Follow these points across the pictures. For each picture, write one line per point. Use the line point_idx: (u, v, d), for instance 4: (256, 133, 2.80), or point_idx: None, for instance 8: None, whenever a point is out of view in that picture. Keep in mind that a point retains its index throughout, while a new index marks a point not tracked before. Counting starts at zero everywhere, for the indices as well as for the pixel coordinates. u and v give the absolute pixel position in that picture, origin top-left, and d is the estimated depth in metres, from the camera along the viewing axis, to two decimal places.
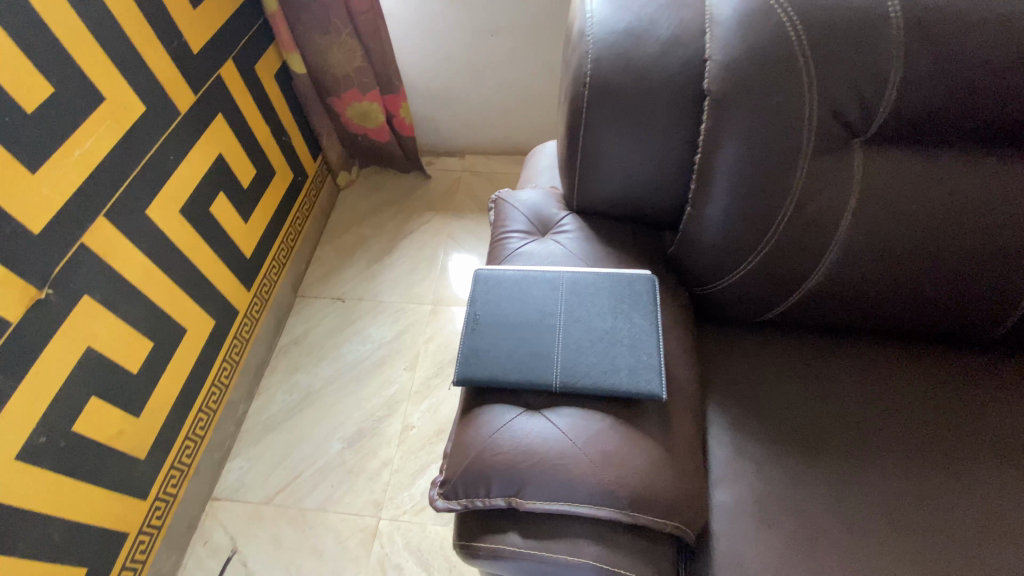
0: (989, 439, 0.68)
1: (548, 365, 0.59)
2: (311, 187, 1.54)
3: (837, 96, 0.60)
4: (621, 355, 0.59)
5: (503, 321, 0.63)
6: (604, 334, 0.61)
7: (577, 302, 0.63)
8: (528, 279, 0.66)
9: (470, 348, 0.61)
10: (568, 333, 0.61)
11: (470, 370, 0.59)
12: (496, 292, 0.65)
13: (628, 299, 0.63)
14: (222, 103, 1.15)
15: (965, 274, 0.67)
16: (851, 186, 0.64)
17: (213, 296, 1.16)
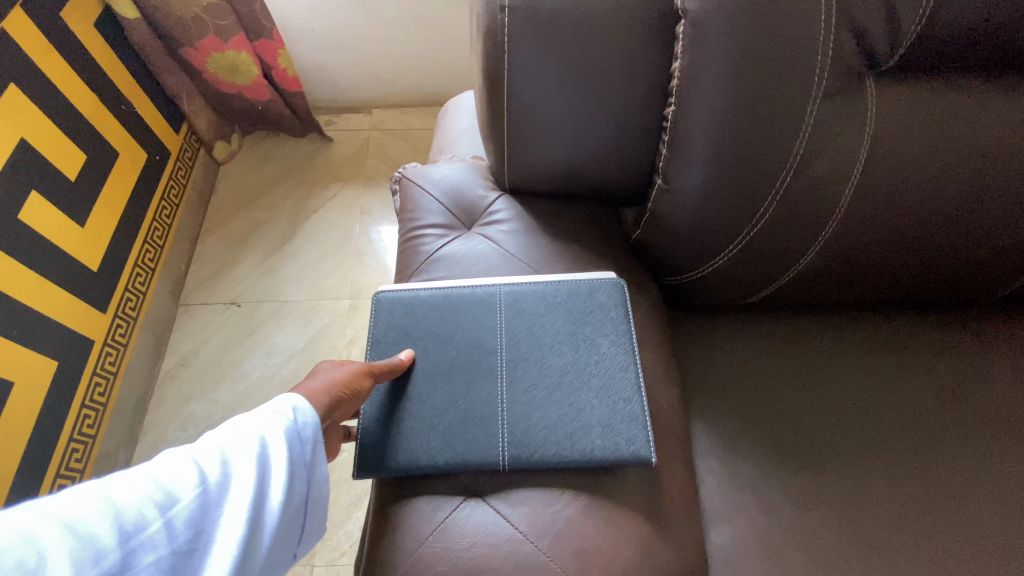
0: (1001, 422, 0.59)
1: (491, 432, 0.46)
2: (178, 167, 1.24)
3: (859, 11, 0.44)
4: (590, 406, 0.47)
5: (427, 368, 0.48)
6: (567, 376, 0.48)
7: (524, 330, 0.50)
8: (454, 301, 0.51)
9: (378, 418, 0.46)
10: (516, 380, 0.48)
11: (378, 453, 0.45)
12: (409, 324, 0.50)
13: (593, 317, 0.50)
14: (8, 68, 0.84)
15: (984, 237, 0.55)
16: (864, 137, 0.49)
17: (49, 329, 0.89)
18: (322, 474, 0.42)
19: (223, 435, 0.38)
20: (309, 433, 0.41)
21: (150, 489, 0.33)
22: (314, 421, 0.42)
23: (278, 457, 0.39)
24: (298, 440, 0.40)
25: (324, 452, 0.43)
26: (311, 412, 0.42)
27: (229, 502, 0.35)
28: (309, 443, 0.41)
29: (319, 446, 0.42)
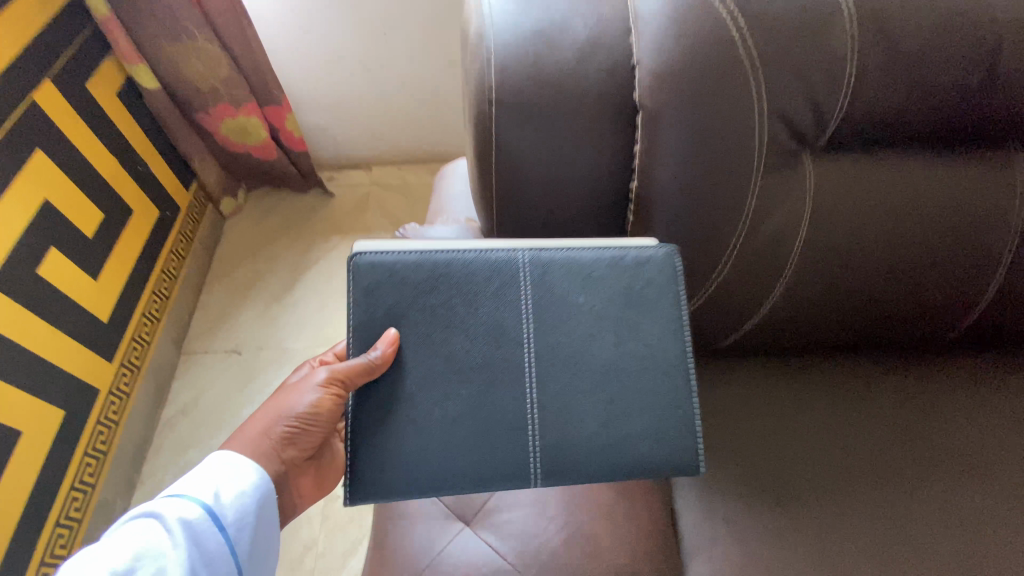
0: (961, 457, 0.64)
1: (519, 445, 0.53)
2: (186, 221, 1.31)
3: (789, 103, 0.51)
4: (638, 418, 0.54)
5: (428, 384, 0.53)
6: (609, 370, 0.55)
7: (559, 318, 0.55)
8: (468, 278, 0.55)
9: (370, 440, 0.53)
10: (547, 383, 0.54)
11: (369, 477, 0.52)
12: (413, 310, 0.54)
13: (642, 285, 0.55)
14: (40, 139, 0.92)
15: (916, 286, 0.64)
16: (804, 201, 0.57)
17: (57, 376, 0.93)
18: (263, 517, 0.52)
19: (124, 541, 0.44)
20: (250, 486, 0.52)
21: (101, 561, 0.43)
22: (248, 476, 0.52)
23: (184, 539, 0.46)
24: (234, 495, 0.50)
25: (262, 501, 0.52)
26: (244, 470, 0.52)
27: None
28: (245, 498, 0.51)
29: (241, 520, 0.50)
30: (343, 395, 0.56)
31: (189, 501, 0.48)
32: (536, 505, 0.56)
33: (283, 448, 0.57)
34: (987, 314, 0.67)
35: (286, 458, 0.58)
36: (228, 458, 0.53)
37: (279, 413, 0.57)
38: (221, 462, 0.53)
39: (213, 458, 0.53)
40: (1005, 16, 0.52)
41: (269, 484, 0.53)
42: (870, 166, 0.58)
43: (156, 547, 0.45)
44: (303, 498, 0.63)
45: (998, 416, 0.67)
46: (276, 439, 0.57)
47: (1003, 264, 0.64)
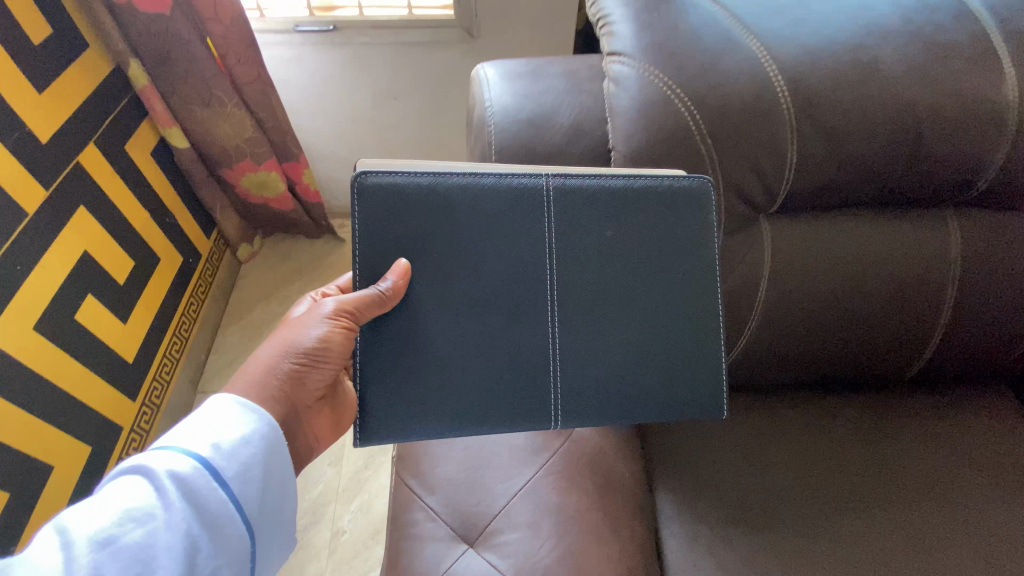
0: (919, 486, 0.71)
1: (543, 391, 0.60)
2: (206, 267, 1.39)
3: (742, 180, 0.64)
4: (672, 358, 0.62)
5: (446, 328, 0.57)
6: (640, 310, 0.61)
7: (586, 255, 0.60)
8: (491, 204, 0.57)
9: (378, 387, 0.57)
10: (570, 324, 0.60)
11: (379, 422, 0.57)
12: (433, 232, 0.56)
13: (672, 220, 0.61)
14: (82, 192, 0.98)
15: (881, 320, 0.72)
16: (763, 258, 0.68)
17: (85, 415, 0.99)
18: (271, 466, 0.49)
19: (116, 497, 0.42)
20: (255, 430, 0.49)
21: (89, 520, 0.40)
22: (249, 426, 0.49)
23: (179, 487, 0.43)
24: (236, 443, 0.47)
25: (267, 450, 0.49)
26: (244, 420, 0.49)
27: (139, 542, 0.40)
28: (247, 449, 0.48)
29: (242, 460, 0.47)
30: (352, 327, 0.56)
31: (182, 454, 0.45)
32: (531, 528, 0.59)
33: (292, 384, 0.55)
34: (937, 357, 0.76)
35: (296, 397, 0.56)
36: (231, 402, 0.50)
37: (285, 346, 0.56)
38: (225, 402, 0.50)
39: (214, 401, 0.50)
40: (925, 106, 0.62)
41: (275, 431, 0.50)
42: (823, 227, 0.68)
43: (147, 505, 0.42)
44: (319, 442, 0.62)
45: (953, 453, 0.74)
46: (284, 374, 0.55)
47: (950, 285, 0.71)
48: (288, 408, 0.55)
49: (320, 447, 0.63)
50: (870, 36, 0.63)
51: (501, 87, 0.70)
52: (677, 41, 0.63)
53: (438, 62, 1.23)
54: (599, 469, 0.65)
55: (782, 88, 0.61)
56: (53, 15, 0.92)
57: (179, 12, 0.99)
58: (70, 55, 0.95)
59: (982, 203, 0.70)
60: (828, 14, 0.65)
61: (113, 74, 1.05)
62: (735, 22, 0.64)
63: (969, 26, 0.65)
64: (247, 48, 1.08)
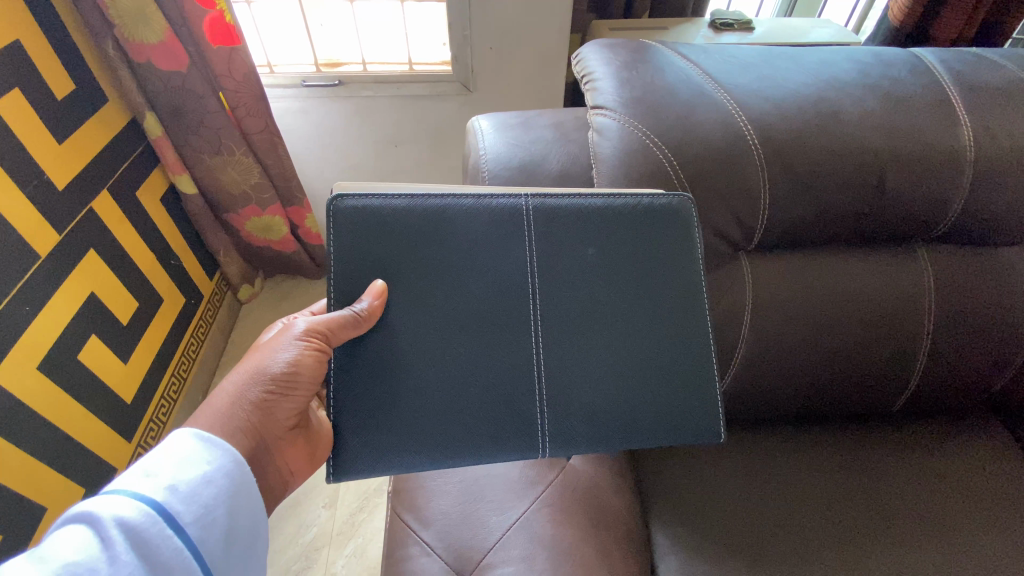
0: (910, 520, 0.72)
1: (527, 412, 0.61)
2: (207, 308, 1.41)
3: (720, 220, 0.68)
4: (663, 381, 0.64)
5: (430, 353, 0.60)
6: (627, 326, 0.63)
7: (575, 271, 0.63)
8: (472, 224, 0.61)
9: (354, 417, 0.59)
10: (554, 342, 0.62)
11: (353, 454, 0.59)
12: (414, 252, 0.60)
13: (654, 242, 0.64)
14: (95, 238, 1.02)
15: (863, 347, 0.74)
16: (745, 292, 0.72)
17: (81, 457, 0.99)
18: (229, 509, 0.50)
19: (55, 553, 0.41)
20: (217, 468, 0.51)
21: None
22: (207, 467, 0.50)
23: (129, 535, 0.43)
24: (194, 484, 0.48)
25: (226, 490, 0.50)
26: (201, 461, 0.50)
27: None
28: (205, 490, 0.49)
29: (197, 503, 0.47)
30: (321, 351, 0.59)
31: (132, 500, 0.45)
32: (526, 561, 0.58)
33: (259, 409, 0.58)
34: (924, 384, 0.77)
35: (264, 424, 0.58)
36: (190, 440, 0.52)
37: (256, 370, 0.58)
38: (192, 438, 0.52)
39: (172, 441, 0.51)
40: (886, 152, 0.67)
41: (236, 469, 0.52)
42: (798, 262, 0.72)
43: (91, 559, 0.41)
44: (294, 475, 0.64)
45: (942, 483, 0.76)
46: (252, 400, 0.57)
47: (928, 326, 0.74)
48: (256, 435, 0.57)
49: (295, 481, 0.65)
50: (831, 90, 0.69)
51: (494, 137, 0.76)
52: (654, 95, 0.68)
53: (438, 113, 1.30)
54: (591, 503, 0.65)
55: (754, 136, 0.66)
56: (74, 72, 0.98)
57: (195, 69, 1.06)
58: (90, 108, 1.01)
59: (952, 239, 0.74)
60: (791, 71, 0.72)
61: (128, 125, 1.11)
62: (707, 79, 0.71)
63: (924, 81, 0.71)
64: (257, 101, 1.14)
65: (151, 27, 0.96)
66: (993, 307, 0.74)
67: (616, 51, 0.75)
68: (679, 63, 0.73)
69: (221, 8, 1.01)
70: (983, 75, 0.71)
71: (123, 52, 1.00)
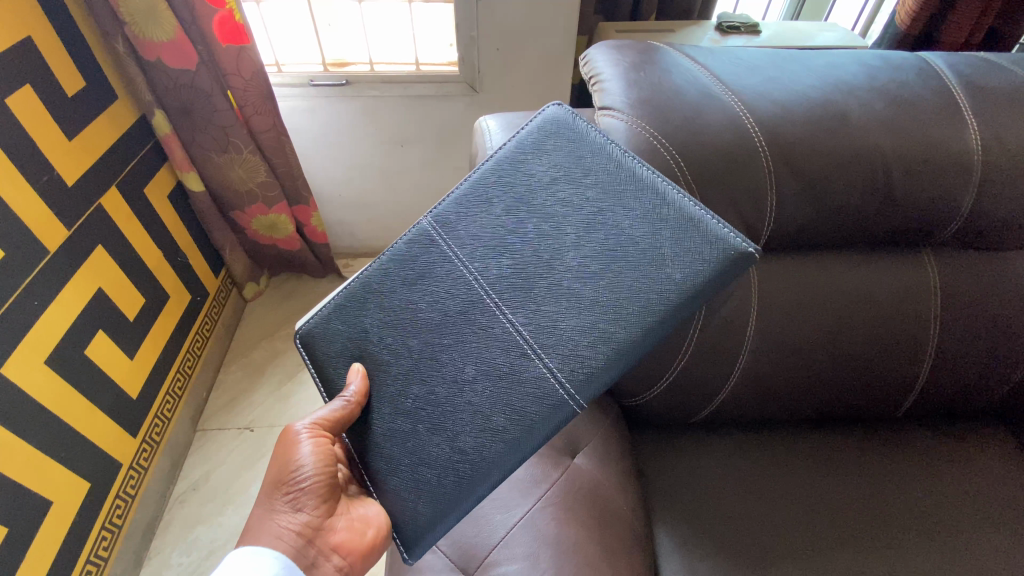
0: (918, 525, 0.72)
1: (530, 376, 0.55)
2: (213, 305, 1.42)
3: (727, 222, 0.68)
4: (638, 260, 0.53)
5: (427, 377, 0.59)
6: (574, 241, 0.55)
7: (505, 239, 0.58)
8: (383, 268, 0.63)
9: (383, 459, 0.60)
10: (523, 305, 0.56)
11: (409, 520, 0.58)
12: (370, 315, 0.62)
13: (560, 148, 0.59)
14: (104, 234, 1.03)
15: (867, 349, 0.74)
16: (751, 294, 0.72)
17: (87, 451, 1.00)
18: None
19: None
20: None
21: None
22: None
23: None
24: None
25: None
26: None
27: None
28: None
29: None
30: (323, 438, 0.61)
31: None
32: (530, 559, 0.59)
33: (293, 512, 0.60)
34: (930, 385, 0.77)
35: (302, 523, 0.60)
36: (250, 556, 0.56)
37: (275, 481, 0.60)
38: (250, 555, 0.56)
39: (234, 558, 0.56)
40: (893, 155, 0.67)
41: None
42: (804, 264, 0.73)
43: None
44: (351, 565, 0.61)
45: (948, 488, 0.75)
46: (281, 507, 0.59)
47: (933, 329, 0.74)
48: (298, 535, 0.59)
49: (354, 567, 0.61)
50: (838, 92, 0.69)
51: (500, 138, 0.76)
52: (662, 97, 0.69)
53: (445, 114, 1.31)
54: (598, 503, 0.65)
55: (761, 138, 0.67)
56: (84, 68, 0.98)
57: (204, 67, 1.06)
58: (100, 105, 1.02)
59: (958, 242, 0.74)
60: (797, 73, 0.72)
61: (137, 122, 1.12)
62: (714, 81, 0.71)
63: (931, 84, 0.71)
64: (264, 99, 1.15)
65: (161, 26, 0.97)
66: (999, 309, 0.74)
67: (623, 52, 0.75)
68: (686, 65, 0.73)
69: (231, 7, 1.01)
70: (991, 79, 0.71)
71: (133, 50, 1.01)
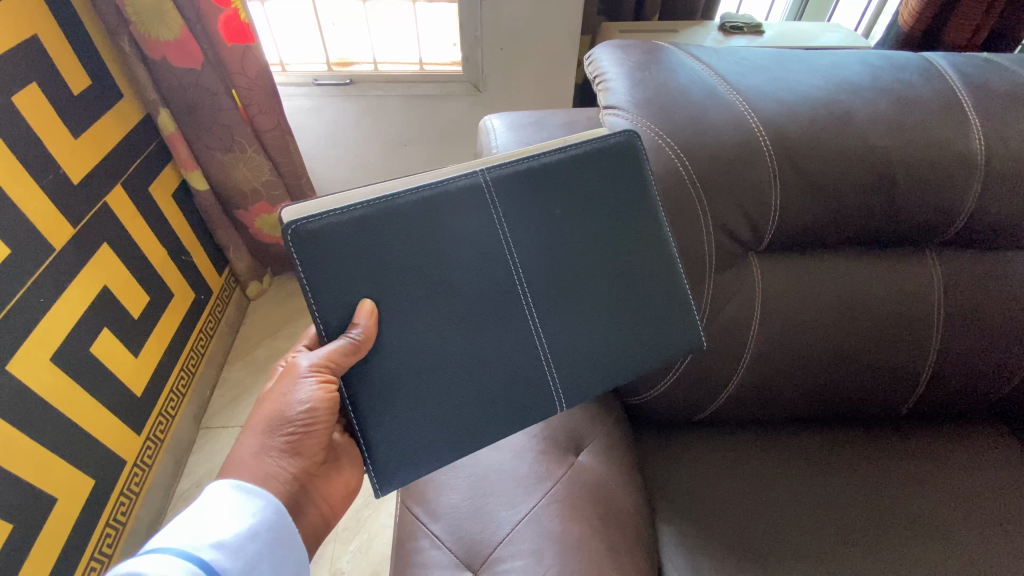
0: (923, 526, 0.72)
1: (535, 376, 0.62)
2: (216, 303, 1.42)
3: (732, 222, 0.69)
4: (639, 305, 0.65)
5: (446, 337, 0.57)
6: (600, 272, 0.63)
7: (551, 238, 0.61)
8: (433, 210, 0.56)
9: (380, 409, 0.57)
10: (548, 313, 0.61)
11: (395, 466, 0.58)
12: (399, 252, 0.55)
13: (612, 172, 0.63)
14: (109, 232, 1.04)
15: (870, 349, 0.74)
16: (755, 294, 0.72)
17: (91, 449, 1.00)
18: (273, 562, 0.52)
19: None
20: (262, 520, 0.52)
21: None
22: (252, 518, 0.52)
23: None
24: (239, 537, 0.50)
25: (269, 542, 0.52)
26: (247, 512, 0.52)
27: None
28: (250, 543, 0.50)
29: (245, 558, 0.49)
30: (331, 380, 0.56)
31: (179, 558, 0.46)
32: (535, 556, 0.59)
33: (288, 454, 0.58)
34: (934, 386, 0.77)
35: (296, 466, 0.58)
36: (231, 492, 0.53)
37: (272, 418, 0.57)
38: (231, 490, 0.54)
39: (212, 493, 0.53)
40: (897, 156, 0.67)
41: (278, 518, 0.54)
42: (809, 265, 0.73)
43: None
44: (333, 510, 0.63)
45: (952, 488, 0.76)
46: (277, 447, 0.57)
47: (937, 330, 0.74)
48: (290, 478, 0.58)
49: (336, 515, 0.64)
50: (842, 92, 0.70)
51: (505, 135, 0.77)
52: (667, 96, 0.69)
53: (448, 114, 1.31)
54: (600, 499, 0.66)
55: (766, 139, 0.67)
56: (90, 68, 0.99)
57: (209, 66, 1.07)
58: (106, 103, 1.03)
59: (961, 242, 0.74)
60: (801, 74, 0.72)
61: (142, 121, 1.12)
62: (720, 80, 0.71)
63: (935, 85, 0.71)
64: (269, 99, 1.16)
65: (166, 25, 0.98)
66: (1003, 309, 0.74)
67: (629, 52, 0.76)
68: (691, 64, 0.74)
69: (236, 6, 1.03)
70: (993, 79, 0.72)
71: (139, 49, 1.01)
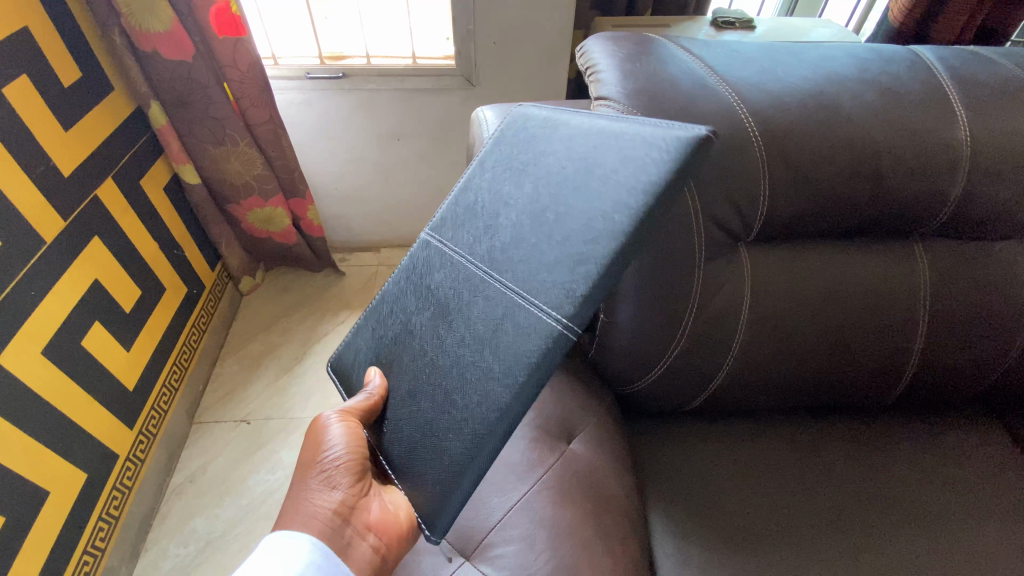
0: (908, 512, 0.73)
1: (517, 327, 0.55)
2: (209, 298, 1.42)
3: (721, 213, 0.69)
4: (593, 192, 0.52)
5: (437, 359, 0.62)
6: (538, 206, 0.56)
7: (483, 223, 0.60)
8: (397, 281, 0.68)
9: (406, 445, 0.63)
10: (504, 273, 0.57)
11: (434, 494, 0.59)
12: (393, 319, 0.67)
13: (519, 134, 0.61)
14: (100, 225, 1.03)
15: (857, 336, 0.75)
16: (743, 284, 0.73)
17: (82, 443, 0.99)
18: None
19: None
20: (316, 564, 0.58)
21: None
22: (307, 564, 0.57)
23: None
24: None
25: None
26: (302, 558, 0.58)
27: None
28: None
29: None
30: (356, 423, 0.66)
31: None
32: (526, 540, 0.60)
33: (328, 492, 0.63)
34: (920, 373, 0.78)
35: (337, 503, 0.63)
36: (285, 540, 0.59)
37: (312, 464, 0.65)
38: (285, 538, 0.59)
39: (270, 543, 0.59)
40: (884, 147, 0.68)
41: (330, 560, 0.59)
42: (797, 254, 0.74)
43: None
44: (385, 548, 0.64)
45: (936, 474, 0.77)
46: (316, 488, 0.63)
47: (923, 317, 0.75)
48: (331, 516, 0.62)
49: (389, 552, 0.64)
50: (830, 83, 0.70)
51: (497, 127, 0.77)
52: (657, 87, 0.69)
53: (441, 107, 1.31)
54: (591, 486, 0.66)
55: (754, 128, 0.68)
56: (78, 59, 0.98)
57: (200, 59, 1.07)
58: (96, 96, 1.02)
59: (948, 233, 0.75)
60: (790, 65, 0.73)
61: (132, 114, 1.11)
62: (709, 72, 0.72)
63: (921, 77, 0.72)
64: (261, 92, 1.15)
65: (157, 18, 0.97)
66: (987, 298, 0.75)
67: (619, 44, 0.76)
68: (682, 56, 0.74)
69: None
70: (979, 71, 0.73)
71: (129, 41, 1.00)
